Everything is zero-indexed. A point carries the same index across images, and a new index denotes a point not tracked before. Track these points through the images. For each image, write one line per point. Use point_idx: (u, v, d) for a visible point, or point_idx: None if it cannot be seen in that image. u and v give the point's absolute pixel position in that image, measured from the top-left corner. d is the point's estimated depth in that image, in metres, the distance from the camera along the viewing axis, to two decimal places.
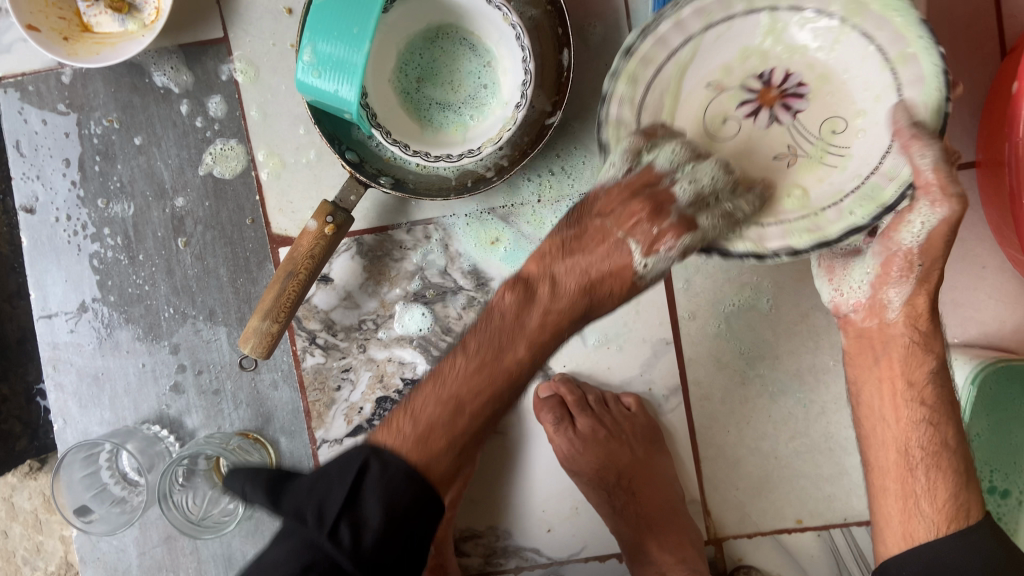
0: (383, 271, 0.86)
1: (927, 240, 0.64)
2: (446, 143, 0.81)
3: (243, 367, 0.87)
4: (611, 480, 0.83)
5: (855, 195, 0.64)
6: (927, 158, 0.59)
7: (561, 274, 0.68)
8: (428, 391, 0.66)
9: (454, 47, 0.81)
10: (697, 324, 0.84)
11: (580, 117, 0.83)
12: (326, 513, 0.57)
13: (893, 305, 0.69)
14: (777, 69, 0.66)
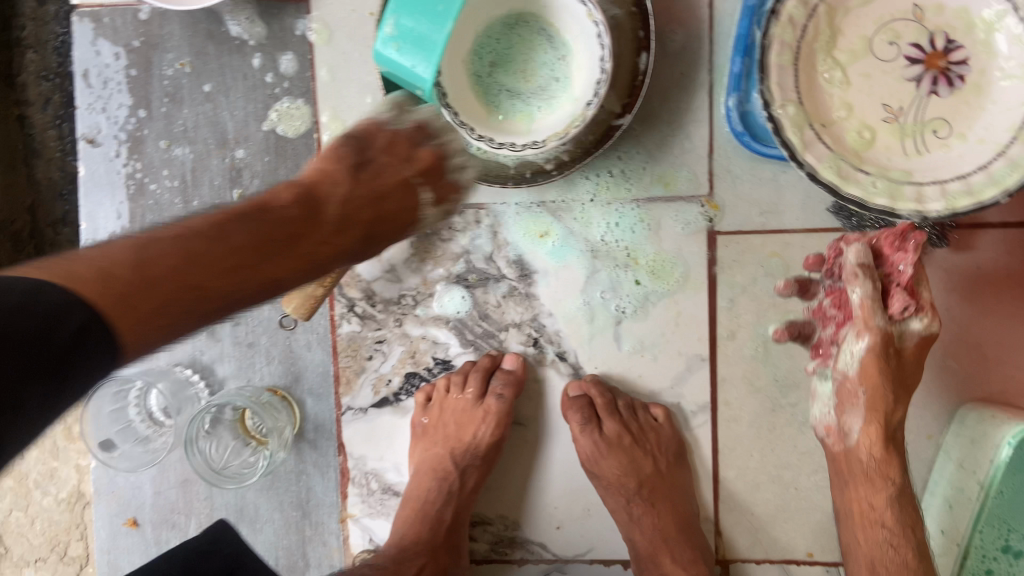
0: (429, 249, 0.86)
1: (862, 369, 0.70)
2: (510, 132, 0.81)
3: (282, 325, 0.88)
4: (631, 488, 0.83)
5: (888, 176, 0.66)
6: (857, 294, 0.68)
7: (331, 198, 0.65)
8: (170, 246, 0.50)
9: (533, 35, 0.81)
10: (735, 344, 0.84)
11: (646, 122, 0.83)
12: (61, 326, 0.41)
13: (852, 433, 0.73)
14: (965, 51, 0.66)
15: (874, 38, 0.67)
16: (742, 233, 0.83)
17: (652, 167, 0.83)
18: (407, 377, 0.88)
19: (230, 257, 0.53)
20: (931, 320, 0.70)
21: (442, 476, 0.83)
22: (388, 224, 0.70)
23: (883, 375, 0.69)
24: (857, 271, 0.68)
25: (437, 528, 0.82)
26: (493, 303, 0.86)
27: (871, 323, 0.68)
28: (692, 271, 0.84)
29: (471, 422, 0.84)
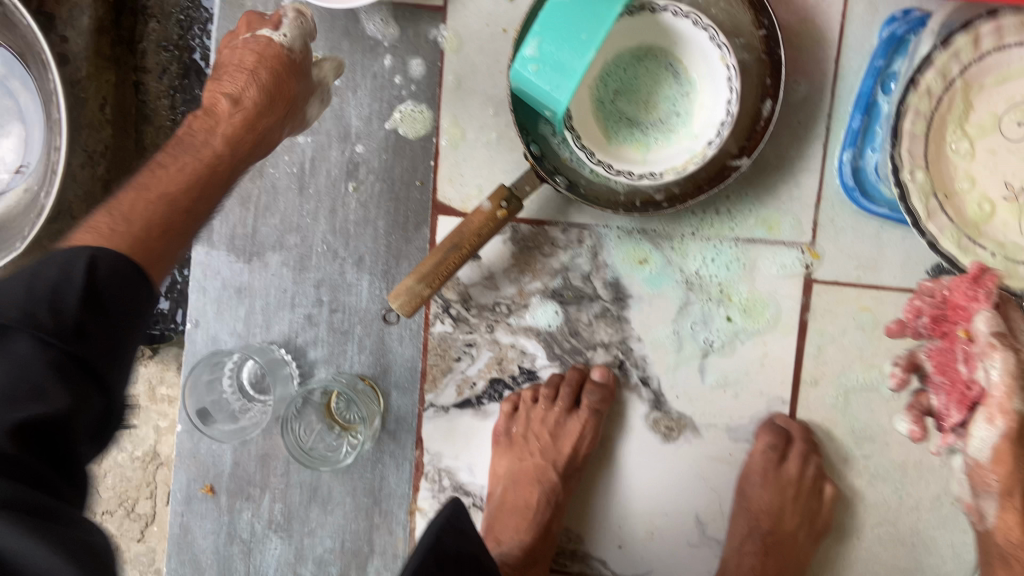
0: (529, 262, 0.88)
1: (996, 455, 0.62)
2: (626, 159, 0.82)
3: (385, 320, 0.90)
4: (764, 528, 0.86)
5: (1004, 253, 0.69)
6: (996, 368, 0.62)
7: (220, 83, 0.76)
8: (143, 197, 0.70)
9: (659, 69, 0.83)
10: (817, 391, 0.86)
11: (757, 165, 0.85)
12: (65, 318, 0.56)
13: (988, 515, 0.65)
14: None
15: (1003, 117, 0.69)
16: (838, 284, 0.85)
17: (758, 209, 0.85)
18: (491, 383, 0.90)
19: (172, 194, 0.71)
20: None
21: (546, 487, 0.86)
22: (288, 83, 0.76)
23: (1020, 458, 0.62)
24: (994, 343, 0.62)
25: (544, 538, 0.86)
26: (585, 321, 0.88)
27: (1010, 407, 0.61)
28: (784, 314, 0.86)
29: (571, 436, 0.86)
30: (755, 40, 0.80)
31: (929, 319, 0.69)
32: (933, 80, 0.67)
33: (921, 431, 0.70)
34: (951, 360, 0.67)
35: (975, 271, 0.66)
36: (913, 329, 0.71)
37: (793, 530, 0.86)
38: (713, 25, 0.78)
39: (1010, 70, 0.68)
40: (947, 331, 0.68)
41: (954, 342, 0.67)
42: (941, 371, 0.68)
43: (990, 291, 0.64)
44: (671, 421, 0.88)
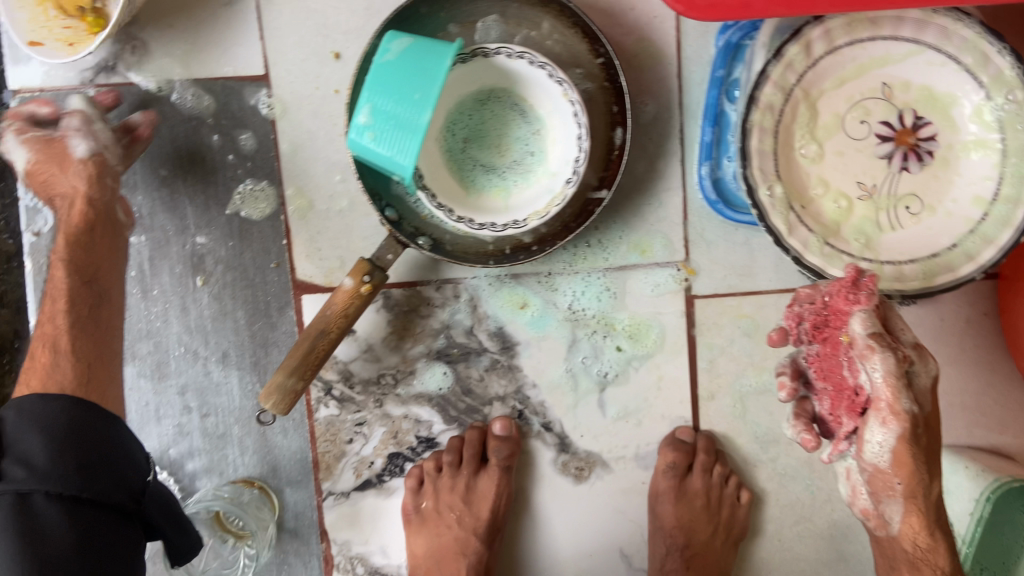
0: (408, 327, 0.84)
1: (895, 458, 0.60)
2: (488, 209, 0.79)
3: (259, 422, 0.85)
4: (678, 541, 0.85)
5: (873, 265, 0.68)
6: (878, 371, 0.58)
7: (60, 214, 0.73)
8: (36, 372, 0.67)
9: (504, 110, 0.80)
10: (715, 404, 0.86)
11: (621, 193, 0.83)
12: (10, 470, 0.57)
13: (893, 521, 0.65)
14: (932, 127, 0.69)
15: (846, 120, 0.70)
16: (717, 295, 0.84)
17: (629, 236, 0.83)
18: (389, 458, 0.86)
19: (59, 347, 0.68)
20: (925, 360, 0.61)
21: (472, 558, 0.84)
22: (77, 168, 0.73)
23: (918, 462, 0.61)
24: (873, 345, 0.58)
25: None
26: (476, 377, 0.85)
27: (898, 408, 0.58)
28: (670, 333, 0.84)
29: (486, 498, 0.83)
30: (594, 68, 0.78)
31: (807, 327, 0.66)
32: (772, 96, 0.67)
33: (813, 440, 0.67)
34: (836, 365, 0.64)
35: (852, 274, 0.63)
36: (796, 338, 0.68)
37: (714, 554, 0.85)
38: (549, 62, 0.75)
39: (846, 72, 0.69)
40: (826, 337, 0.64)
41: (837, 347, 0.63)
42: (824, 377, 0.66)
43: (872, 292, 0.60)
44: (579, 461, 0.86)
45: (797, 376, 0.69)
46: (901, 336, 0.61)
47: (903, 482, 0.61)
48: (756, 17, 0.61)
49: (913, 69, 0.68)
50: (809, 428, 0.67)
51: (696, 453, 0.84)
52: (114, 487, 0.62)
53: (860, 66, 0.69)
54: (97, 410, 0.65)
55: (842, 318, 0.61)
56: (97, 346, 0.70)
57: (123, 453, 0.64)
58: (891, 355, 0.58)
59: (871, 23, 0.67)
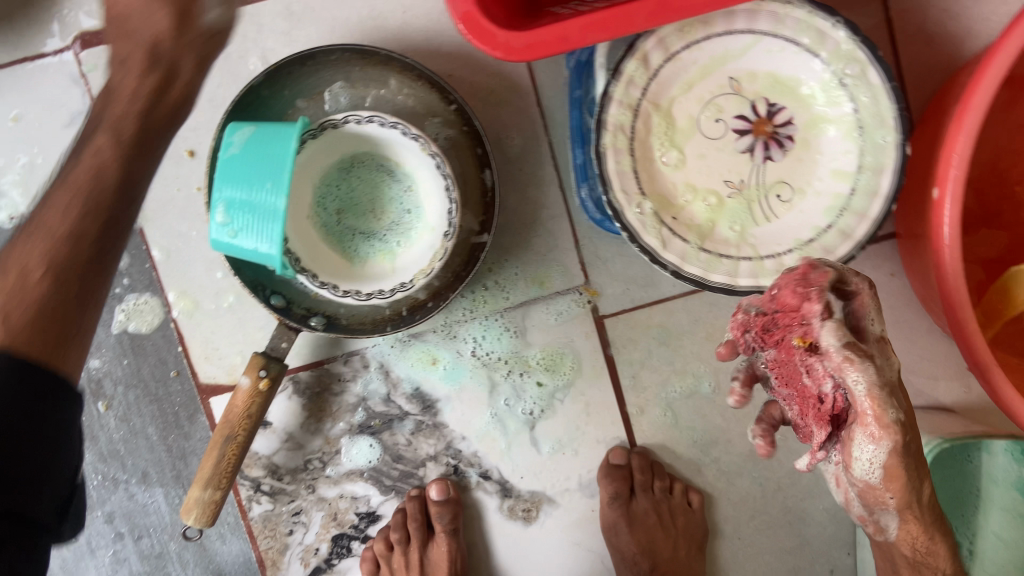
0: (323, 407, 0.82)
1: (886, 471, 0.59)
2: (376, 275, 0.77)
3: (188, 536, 0.83)
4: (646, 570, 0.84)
5: (753, 263, 0.67)
6: (861, 384, 0.53)
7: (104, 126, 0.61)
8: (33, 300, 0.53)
9: (371, 174, 0.78)
10: (647, 417, 0.85)
11: (505, 230, 0.81)
12: None
13: (890, 527, 0.66)
14: (787, 111, 0.68)
15: (701, 120, 0.69)
16: (625, 311, 0.83)
17: (525, 270, 0.82)
18: (334, 541, 0.85)
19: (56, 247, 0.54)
20: (894, 354, 0.57)
21: None
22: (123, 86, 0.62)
23: (907, 469, 0.59)
24: (851, 357, 0.52)
25: None
26: (403, 443, 0.84)
27: (886, 422, 0.54)
28: (585, 359, 0.84)
29: (441, 565, 0.83)
30: (451, 115, 0.77)
31: (756, 332, 0.59)
32: (619, 116, 0.66)
33: (768, 445, 0.67)
34: (794, 371, 0.58)
35: (802, 267, 0.56)
36: (742, 347, 0.62)
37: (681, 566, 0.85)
38: (400, 120, 0.73)
39: (690, 75, 0.68)
40: (779, 341, 0.57)
41: (791, 353, 0.56)
42: (785, 384, 0.60)
43: (824, 288, 0.54)
44: (525, 503, 0.85)
45: (751, 381, 0.65)
46: (863, 330, 0.55)
47: (894, 493, 0.61)
48: (576, 49, 0.58)
49: (756, 57, 0.67)
50: (767, 433, 0.67)
51: (631, 473, 0.84)
52: (23, 513, 0.49)
53: (703, 65, 0.68)
54: (47, 392, 0.51)
55: (796, 322, 0.55)
56: (94, 255, 0.57)
57: (37, 457, 0.50)
58: (872, 366, 0.53)
59: (702, 23, 0.65)
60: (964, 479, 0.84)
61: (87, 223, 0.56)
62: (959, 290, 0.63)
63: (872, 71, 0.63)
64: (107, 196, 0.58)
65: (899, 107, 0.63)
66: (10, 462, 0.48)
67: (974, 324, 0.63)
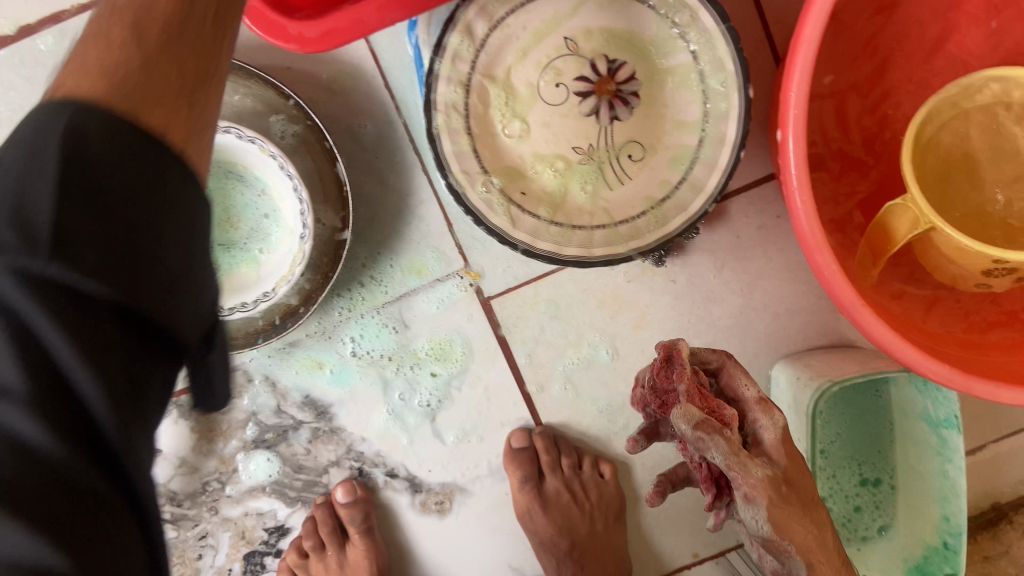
0: (213, 427, 0.80)
1: (776, 527, 0.57)
2: (241, 287, 0.75)
3: None
4: (563, 547, 0.83)
5: (608, 231, 0.65)
6: (716, 455, 0.56)
7: None
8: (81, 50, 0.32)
9: (219, 182, 0.74)
10: (548, 393, 0.83)
11: (372, 222, 0.78)
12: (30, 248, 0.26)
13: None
14: (628, 67, 0.64)
15: (541, 85, 0.64)
16: (511, 289, 0.81)
17: (399, 261, 0.79)
18: (246, 558, 0.83)
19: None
20: (773, 416, 0.61)
21: None
22: None
23: (797, 516, 0.58)
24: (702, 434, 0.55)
25: None
26: (302, 452, 0.81)
27: (754, 480, 0.56)
28: (476, 342, 0.81)
29: (359, 568, 0.82)
30: (292, 110, 0.73)
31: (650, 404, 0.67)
32: (451, 95, 0.62)
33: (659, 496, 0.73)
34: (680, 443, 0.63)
35: (665, 351, 0.64)
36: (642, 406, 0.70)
37: (603, 539, 0.84)
38: (234, 124, 0.69)
39: (524, 41, 0.63)
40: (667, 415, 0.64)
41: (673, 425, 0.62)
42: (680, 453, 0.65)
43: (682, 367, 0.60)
44: (437, 495, 0.83)
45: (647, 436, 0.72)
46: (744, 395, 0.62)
47: (794, 542, 0.58)
48: (380, 31, 0.55)
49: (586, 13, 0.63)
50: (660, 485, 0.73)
51: (536, 453, 0.83)
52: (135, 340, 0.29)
53: (535, 28, 0.63)
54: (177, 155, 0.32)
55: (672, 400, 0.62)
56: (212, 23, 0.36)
57: (172, 230, 0.30)
58: (722, 437, 0.55)
59: None
60: (875, 416, 0.82)
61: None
62: (813, 232, 0.60)
63: (707, 12, 0.59)
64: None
65: (738, 47, 0.58)
66: (88, 233, 0.28)
67: (834, 268, 0.60)
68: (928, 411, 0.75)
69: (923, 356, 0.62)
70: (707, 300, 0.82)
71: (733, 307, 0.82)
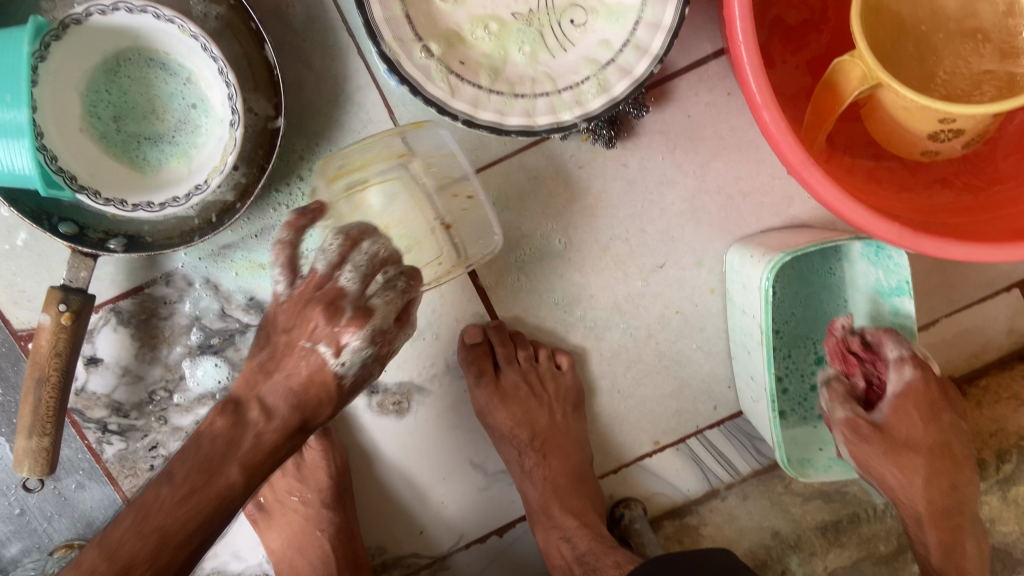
0: (155, 334, 0.77)
1: (858, 458, 0.73)
2: (172, 182, 0.71)
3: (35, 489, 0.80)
4: (524, 439, 0.83)
5: (549, 99, 0.62)
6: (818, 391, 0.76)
7: (265, 395, 0.66)
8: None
9: (141, 71, 0.70)
10: (502, 287, 0.82)
11: (308, 111, 0.75)
12: None
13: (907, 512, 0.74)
14: None
15: None
16: None
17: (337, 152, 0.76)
18: None
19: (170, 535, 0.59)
20: (901, 373, 0.73)
21: (330, 530, 0.80)
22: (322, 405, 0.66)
23: (875, 453, 0.72)
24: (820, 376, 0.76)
25: None
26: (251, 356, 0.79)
27: (835, 418, 0.74)
28: None
29: (317, 468, 0.80)
30: None
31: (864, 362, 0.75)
32: None
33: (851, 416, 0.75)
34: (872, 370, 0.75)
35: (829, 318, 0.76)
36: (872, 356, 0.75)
37: (562, 429, 0.83)
38: (150, 2, 0.65)
39: None
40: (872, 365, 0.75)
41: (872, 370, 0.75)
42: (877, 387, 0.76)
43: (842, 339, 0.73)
44: (394, 396, 0.82)
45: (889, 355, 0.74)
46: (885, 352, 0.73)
47: (879, 479, 0.73)
48: None
49: None
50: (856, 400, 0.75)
51: (490, 347, 0.82)
52: None
53: None
54: None
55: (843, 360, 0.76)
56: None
57: None
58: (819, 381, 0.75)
59: None
60: (829, 293, 0.80)
61: (188, 538, 0.59)
62: (761, 89, 0.58)
63: None
64: (230, 510, 0.62)
65: None
66: None
67: (780, 124, 0.58)
68: (881, 282, 0.75)
69: (872, 215, 0.61)
70: (660, 184, 0.80)
71: (687, 190, 0.81)
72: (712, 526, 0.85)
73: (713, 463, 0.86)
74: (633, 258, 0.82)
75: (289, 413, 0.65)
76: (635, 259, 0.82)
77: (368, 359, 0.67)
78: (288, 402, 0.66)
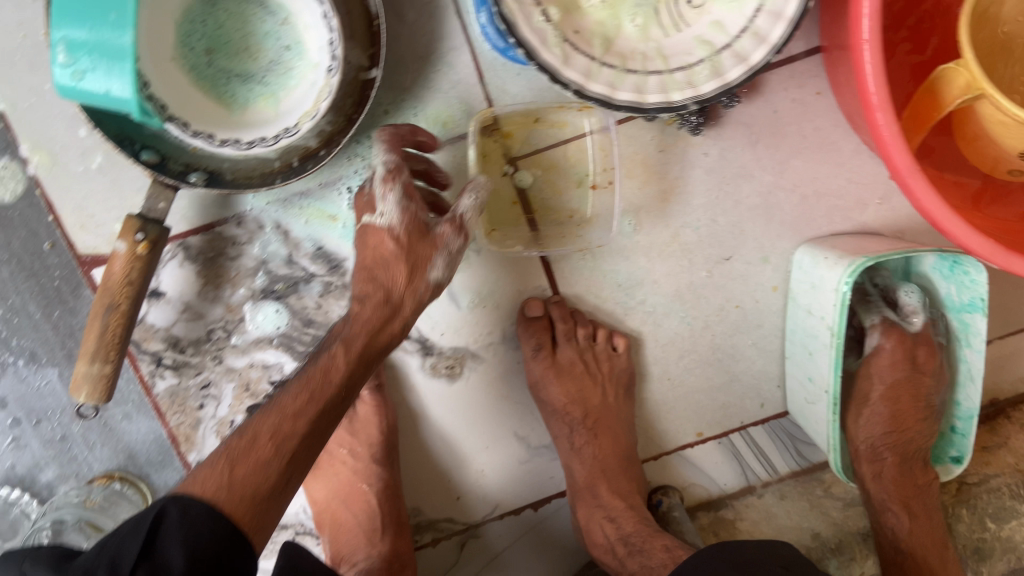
0: (220, 273, 0.77)
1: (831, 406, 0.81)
2: (259, 122, 0.70)
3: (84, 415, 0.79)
4: (577, 416, 0.82)
5: (661, 77, 0.62)
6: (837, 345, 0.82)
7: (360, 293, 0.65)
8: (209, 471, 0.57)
9: (239, 7, 0.69)
10: (568, 264, 0.81)
11: (397, 66, 0.74)
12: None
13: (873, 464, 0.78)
14: None
15: None
16: (536, 153, 0.78)
17: (423, 111, 0.75)
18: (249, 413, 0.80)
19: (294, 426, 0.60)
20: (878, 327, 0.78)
21: (375, 485, 0.80)
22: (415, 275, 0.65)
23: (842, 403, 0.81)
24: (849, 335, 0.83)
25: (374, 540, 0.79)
26: (312, 306, 0.78)
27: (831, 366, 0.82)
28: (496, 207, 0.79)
29: (369, 423, 0.80)
30: None
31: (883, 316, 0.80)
32: None
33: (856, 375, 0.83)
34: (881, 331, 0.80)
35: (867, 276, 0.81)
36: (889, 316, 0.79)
37: (612, 411, 0.83)
38: None
39: None
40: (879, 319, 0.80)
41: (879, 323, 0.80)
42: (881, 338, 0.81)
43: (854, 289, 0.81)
44: (448, 359, 0.82)
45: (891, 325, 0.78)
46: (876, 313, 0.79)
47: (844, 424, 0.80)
48: None
49: None
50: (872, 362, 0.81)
51: (551, 321, 0.82)
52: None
53: None
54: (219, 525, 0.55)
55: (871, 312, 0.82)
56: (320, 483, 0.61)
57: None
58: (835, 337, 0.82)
59: None
60: None
61: (311, 421, 0.61)
62: (879, 90, 0.58)
63: None
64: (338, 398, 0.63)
65: None
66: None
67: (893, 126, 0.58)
68: (952, 297, 0.77)
69: (971, 230, 0.60)
70: (737, 176, 0.80)
71: (764, 185, 0.80)
72: (749, 521, 0.85)
73: (754, 460, 0.86)
74: (700, 247, 0.82)
75: (379, 301, 0.64)
76: (701, 248, 0.82)
77: (405, 202, 0.64)
78: (378, 292, 0.64)
